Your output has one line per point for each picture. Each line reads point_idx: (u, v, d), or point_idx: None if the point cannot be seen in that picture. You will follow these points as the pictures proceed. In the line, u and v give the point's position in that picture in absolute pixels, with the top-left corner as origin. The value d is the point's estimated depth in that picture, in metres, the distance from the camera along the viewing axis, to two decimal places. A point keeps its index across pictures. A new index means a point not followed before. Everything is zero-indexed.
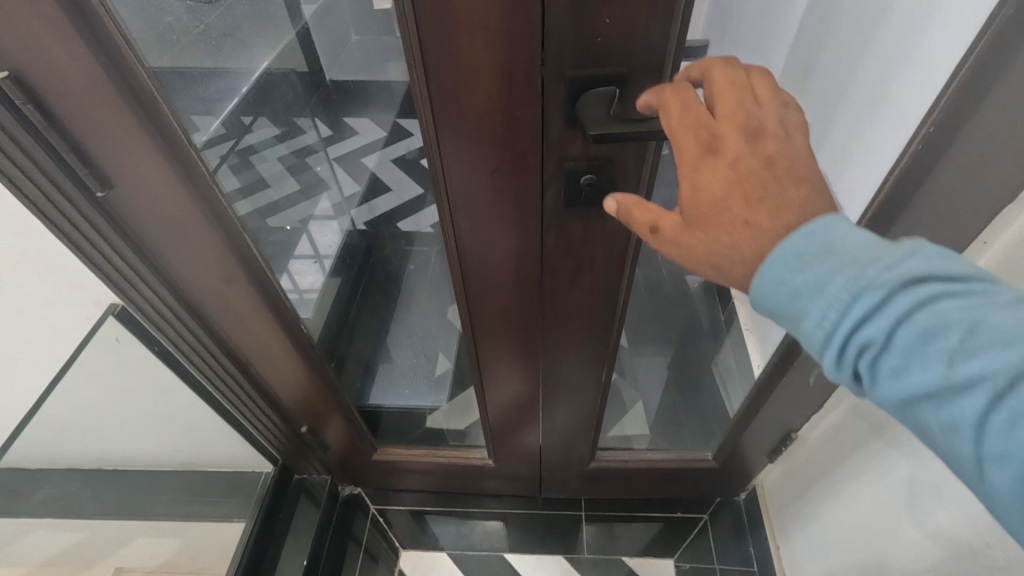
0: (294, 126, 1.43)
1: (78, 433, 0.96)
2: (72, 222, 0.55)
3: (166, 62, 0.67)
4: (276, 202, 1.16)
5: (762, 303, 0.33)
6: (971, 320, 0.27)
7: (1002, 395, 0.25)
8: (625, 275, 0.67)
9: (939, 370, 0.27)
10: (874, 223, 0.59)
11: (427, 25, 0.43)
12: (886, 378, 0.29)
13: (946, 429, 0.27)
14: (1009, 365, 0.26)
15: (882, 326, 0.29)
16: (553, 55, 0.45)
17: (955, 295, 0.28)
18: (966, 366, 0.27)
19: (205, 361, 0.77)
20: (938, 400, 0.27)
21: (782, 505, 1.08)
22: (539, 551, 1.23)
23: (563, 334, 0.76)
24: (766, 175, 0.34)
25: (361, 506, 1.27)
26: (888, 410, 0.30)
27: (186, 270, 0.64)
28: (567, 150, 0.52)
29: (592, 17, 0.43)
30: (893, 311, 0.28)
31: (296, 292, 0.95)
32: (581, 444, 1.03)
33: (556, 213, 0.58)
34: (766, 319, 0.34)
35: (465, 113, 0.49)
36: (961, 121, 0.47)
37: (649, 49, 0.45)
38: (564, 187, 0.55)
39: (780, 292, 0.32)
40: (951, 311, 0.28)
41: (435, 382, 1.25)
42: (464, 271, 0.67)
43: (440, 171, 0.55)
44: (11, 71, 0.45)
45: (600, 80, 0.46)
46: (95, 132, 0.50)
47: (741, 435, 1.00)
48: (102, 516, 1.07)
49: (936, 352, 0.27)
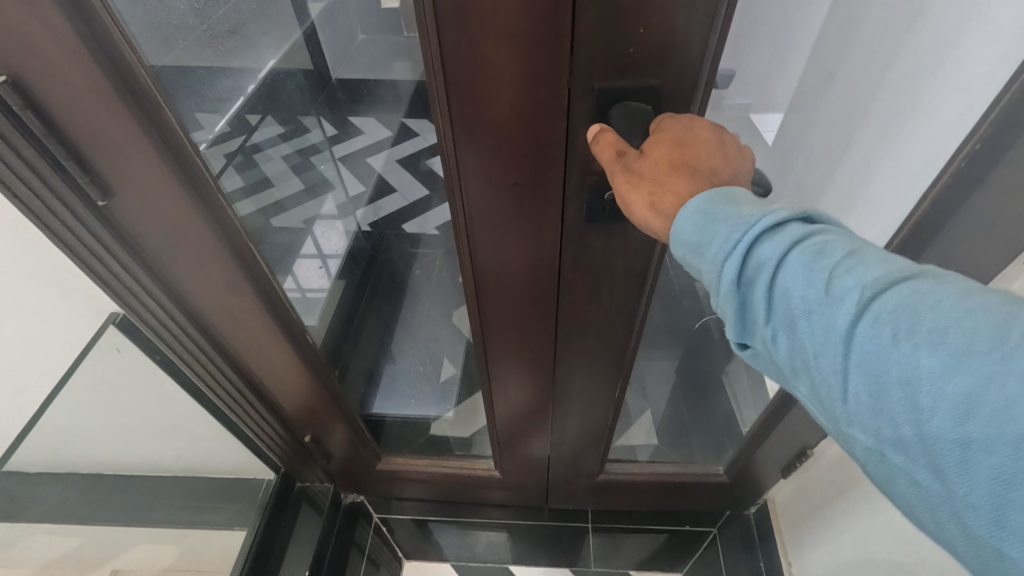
0: (297, 125, 1.37)
1: (78, 441, 0.94)
2: (71, 230, 0.53)
3: (167, 62, 0.62)
4: (279, 203, 1.13)
5: (683, 235, 0.38)
6: (845, 248, 0.32)
7: (865, 301, 0.30)
8: (645, 293, 0.65)
9: (819, 283, 0.32)
10: (907, 243, 0.56)
11: (449, 31, 0.41)
12: (777, 293, 0.33)
13: (824, 337, 0.31)
14: (873, 280, 0.30)
15: (779, 246, 0.34)
16: (581, 65, 0.43)
17: (834, 233, 0.34)
18: (840, 279, 0.31)
19: (209, 371, 0.75)
20: (817, 310, 0.31)
21: (794, 523, 1.05)
22: (543, 564, 1.21)
23: (576, 348, 0.74)
24: (725, 154, 0.41)
25: (365, 514, 1.25)
26: (777, 332, 0.34)
27: (189, 279, 0.62)
28: (591, 163, 0.50)
29: (624, 25, 0.40)
30: (785, 234, 0.34)
31: (298, 289, 0.92)
32: (591, 458, 1.01)
33: (577, 228, 0.56)
34: (683, 256, 0.39)
35: (485, 123, 0.47)
36: (1011, 139, 0.44)
37: (683, 61, 0.43)
38: (586, 202, 0.53)
39: (700, 220, 0.37)
40: (833, 242, 0.33)
41: (444, 391, 1.21)
42: (477, 281, 0.65)
43: (457, 180, 0.53)
44: (8, 74, 0.42)
45: (631, 90, 0.44)
46: (98, 138, 0.48)
47: (755, 450, 0.98)
48: (100, 522, 1.04)
49: (819, 268, 0.32)
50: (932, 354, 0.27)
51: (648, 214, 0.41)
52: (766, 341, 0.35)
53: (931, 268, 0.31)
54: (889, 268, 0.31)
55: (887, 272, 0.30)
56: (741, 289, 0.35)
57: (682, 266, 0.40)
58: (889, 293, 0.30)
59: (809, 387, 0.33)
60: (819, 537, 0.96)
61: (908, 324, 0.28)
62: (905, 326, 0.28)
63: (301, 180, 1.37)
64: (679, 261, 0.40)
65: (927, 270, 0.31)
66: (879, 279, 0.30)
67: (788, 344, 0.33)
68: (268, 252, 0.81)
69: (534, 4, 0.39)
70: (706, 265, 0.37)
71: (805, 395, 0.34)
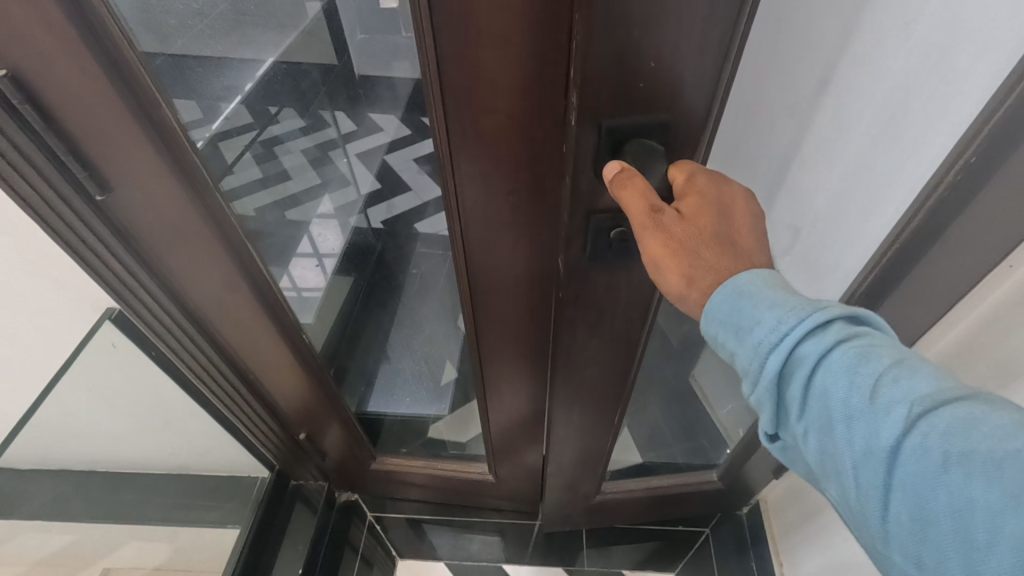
0: (318, 119, 1.40)
1: (73, 436, 0.94)
2: (70, 227, 0.53)
3: (155, 49, 0.58)
4: (292, 197, 1.18)
5: (716, 314, 0.39)
6: (892, 355, 0.33)
7: (913, 418, 0.31)
8: (648, 322, 0.63)
9: (864, 390, 0.32)
10: (901, 254, 0.56)
11: (447, 41, 0.42)
12: (815, 392, 0.34)
13: (867, 446, 0.32)
14: (922, 396, 0.31)
15: (823, 344, 0.34)
16: (587, 100, 0.39)
17: (879, 338, 0.35)
18: (886, 389, 0.32)
19: (205, 370, 0.76)
20: (860, 417, 0.32)
21: (786, 526, 1.05)
22: (535, 563, 1.23)
23: (575, 379, 0.71)
24: (751, 219, 0.41)
25: (360, 514, 1.25)
26: (811, 430, 0.35)
27: (188, 278, 0.63)
28: (597, 200, 0.47)
29: (635, 61, 0.37)
30: (831, 332, 0.34)
31: (292, 289, 0.89)
32: (590, 475, 0.98)
33: (581, 266, 0.53)
34: (711, 334, 0.40)
35: (484, 130, 0.48)
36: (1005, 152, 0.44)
37: (693, 96, 0.40)
38: (591, 239, 0.50)
39: (737, 304, 0.38)
40: (881, 349, 0.33)
41: (440, 390, 1.22)
42: (473, 286, 0.66)
43: (454, 188, 0.54)
44: (8, 69, 0.43)
45: (641, 127, 0.41)
46: (99, 139, 0.49)
47: (748, 454, 0.98)
48: (95, 520, 1.04)
49: (863, 371, 0.33)
50: (987, 489, 0.27)
51: (685, 289, 0.41)
52: (797, 437, 0.36)
53: (983, 389, 0.31)
54: (939, 383, 0.32)
55: (937, 389, 0.31)
56: (776, 382, 0.36)
57: (708, 343, 0.41)
58: (939, 412, 0.30)
59: (841, 491, 0.34)
60: (810, 541, 0.96)
61: (958, 449, 0.29)
62: (955, 452, 0.29)
63: (319, 173, 1.39)
64: (706, 339, 0.41)
65: (978, 392, 0.31)
66: (928, 395, 0.31)
67: (822, 445, 0.34)
68: (268, 249, 0.81)
69: (532, 16, 0.40)
70: (740, 349, 0.38)
71: (836, 497, 0.36)
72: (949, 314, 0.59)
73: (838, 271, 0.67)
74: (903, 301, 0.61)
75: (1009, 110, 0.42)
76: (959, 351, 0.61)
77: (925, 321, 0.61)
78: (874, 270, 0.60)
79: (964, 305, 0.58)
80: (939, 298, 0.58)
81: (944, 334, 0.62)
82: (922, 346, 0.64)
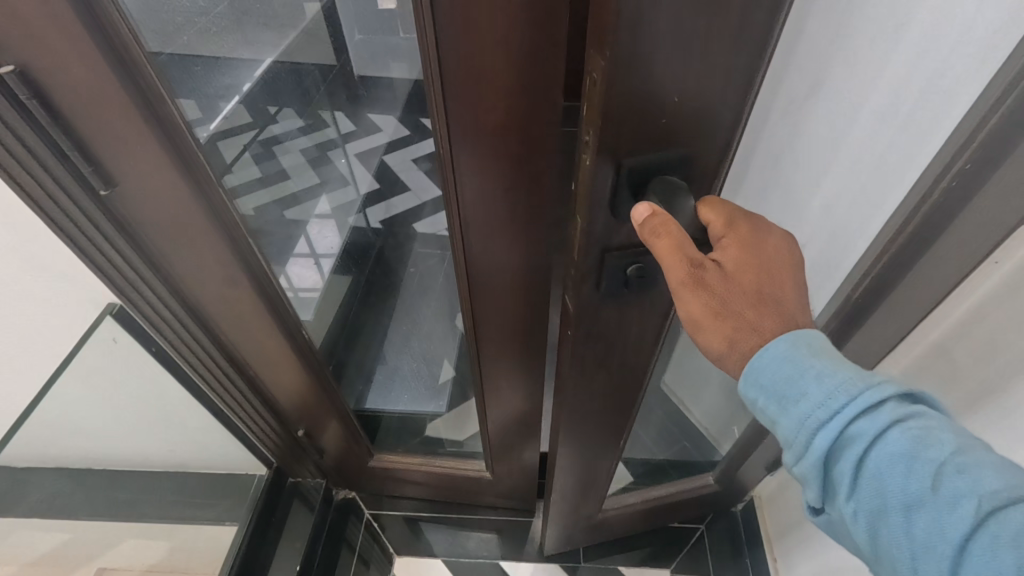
0: (318, 120, 1.42)
1: (72, 433, 0.94)
2: (74, 221, 0.54)
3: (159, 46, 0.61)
4: (294, 195, 1.21)
5: (759, 380, 0.38)
6: (952, 443, 0.33)
7: (981, 516, 0.30)
8: (658, 345, 0.62)
9: (925, 479, 0.32)
10: (899, 254, 0.57)
11: (449, 36, 0.42)
12: (871, 474, 0.34)
13: (931, 540, 0.32)
14: (990, 491, 0.31)
15: (880, 425, 0.34)
16: (606, 137, 0.37)
17: (938, 420, 0.34)
18: (949, 481, 0.32)
19: (204, 365, 0.76)
20: (921, 508, 0.32)
21: (780, 523, 1.06)
22: (534, 561, 1.23)
23: (581, 406, 0.69)
24: (788, 267, 0.41)
25: (356, 511, 1.26)
26: (862, 513, 0.35)
27: (187, 272, 0.63)
28: (612, 237, 0.45)
29: (659, 98, 0.36)
30: (889, 414, 0.34)
31: (292, 288, 0.91)
32: (593, 491, 0.95)
33: (593, 301, 0.51)
34: (751, 398, 0.40)
35: (484, 129, 0.49)
36: (1001, 154, 0.45)
37: (716, 129, 0.39)
38: (606, 276, 0.48)
39: (782, 372, 0.37)
40: (942, 436, 0.33)
41: (438, 389, 1.22)
42: (471, 283, 0.66)
43: (453, 184, 0.54)
44: (16, 64, 0.43)
45: (661, 165, 0.40)
46: (104, 135, 0.49)
47: (742, 451, 0.99)
48: (92, 517, 1.05)
49: (924, 459, 0.33)
50: None
51: (718, 336, 0.40)
52: (844, 516, 0.36)
53: None
54: (1007, 478, 0.31)
55: (1008, 485, 0.31)
56: (826, 459, 0.35)
57: (747, 406, 0.41)
58: (1009, 513, 0.30)
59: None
60: (804, 539, 0.96)
61: None
62: None
63: (320, 173, 1.42)
64: (744, 402, 0.41)
65: None
66: (997, 493, 0.31)
67: (873, 529, 0.34)
68: (268, 246, 0.82)
69: (532, 16, 0.41)
70: (784, 420, 0.37)
71: None
72: (941, 304, 0.60)
73: (834, 266, 0.68)
74: (898, 296, 0.61)
75: (1004, 116, 0.42)
76: (951, 343, 0.61)
77: (916, 314, 0.62)
78: (873, 268, 0.60)
79: (955, 297, 0.59)
80: (927, 292, 0.59)
81: (934, 326, 0.63)
82: (914, 338, 0.65)
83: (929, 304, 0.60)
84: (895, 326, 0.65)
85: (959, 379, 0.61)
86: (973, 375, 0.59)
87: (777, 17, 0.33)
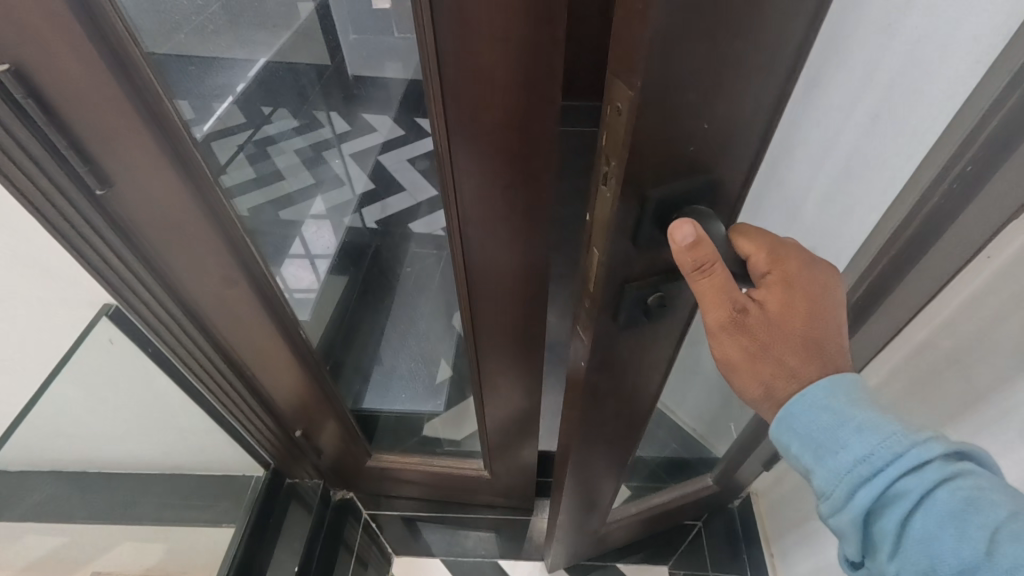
0: (312, 118, 1.40)
1: (67, 435, 0.93)
2: (69, 222, 0.54)
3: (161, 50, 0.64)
4: (290, 195, 1.22)
5: (794, 428, 0.40)
6: (1006, 508, 0.33)
7: None
8: (670, 360, 0.62)
9: (974, 542, 0.33)
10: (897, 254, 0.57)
11: (448, 36, 0.43)
12: (917, 534, 0.35)
13: None
14: None
15: (925, 484, 0.34)
16: (631, 169, 0.37)
17: (989, 482, 0.34)
18: (1003, 547, 0.32)
19: (201, 365, 0.76)
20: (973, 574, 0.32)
21: (777, 520, 1.07)
22: (534, 560, 1.23)
23: (592, 426, 0.67)
24: (820, 299, 0.41)
25: (354, 511, 1.26)
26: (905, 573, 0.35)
27: (184, 272, 0.63)
28: (631, 267, 0.44)
29: (687, 126, 0.35)
30: (936, 474, 0.35)
31: (291, 291, 0.93)
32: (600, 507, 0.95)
33: (611, 329, 0.51)
34: (784, 443, 0.41)
35: (483, 129, 0.50)
36: (999, 154, 0.45)
37: (739, 152, 0.39)
38: (625, 309, 0.48)
39: (819, 422, 0.39)
40: (994, 500, 0.33)
41: (435, 388, 1.23)
42: (470, 283, 0.67)
43: (451, 184, 0.55)
44: (10, 63, 0.43)
45: (686, 194, 0.40)
46: (100, 134, 0.49)
47: (740, 449, 1.00)
48: (89, 520, 1.04)
49: (973, 522, 0.33)
50: None
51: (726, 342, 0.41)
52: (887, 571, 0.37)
53: None
54: None
55: None
56: (868, 514, 0.36)
57: (779, 449, 0.43)
58: None
59: None
60: (800, 535, 0.98)
61: None
62: None
63: (314, 173, 1.41)
64: (778, 447, 0.42)
65: None
66: None
67: None
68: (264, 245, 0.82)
69: (530, 14, 0.41)
70: (820, 470, 0.39)
71: None
72: (935, 302, 0.61)
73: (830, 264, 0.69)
74: (893, 294, 0.62)
75: (1002, 119, 0.43)
76: (942, 340, 0.62)
77: (909, 311, 0.63)
78: (872, 268, 0.61)
79: (948, 296, 0.60)
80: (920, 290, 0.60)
81: (926, 323, 0.64)
82: (907, 335, 0.67)
83: (922, 301, 0.61)
84: (888, 323, 0.66)
85: (951, 377, 0.62)
86: (962, 371, 0.60)
87: (802, 41, 0.33)
